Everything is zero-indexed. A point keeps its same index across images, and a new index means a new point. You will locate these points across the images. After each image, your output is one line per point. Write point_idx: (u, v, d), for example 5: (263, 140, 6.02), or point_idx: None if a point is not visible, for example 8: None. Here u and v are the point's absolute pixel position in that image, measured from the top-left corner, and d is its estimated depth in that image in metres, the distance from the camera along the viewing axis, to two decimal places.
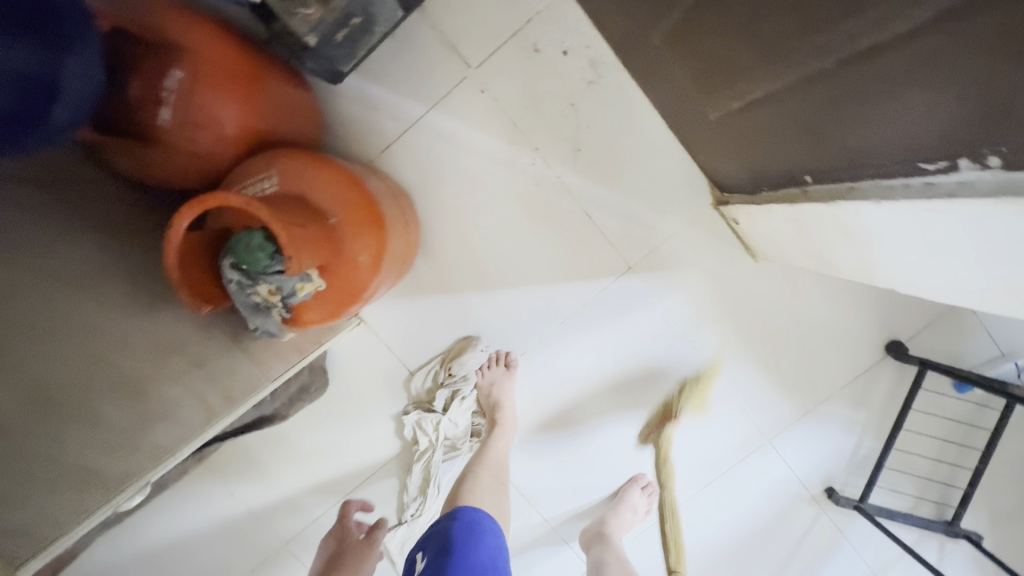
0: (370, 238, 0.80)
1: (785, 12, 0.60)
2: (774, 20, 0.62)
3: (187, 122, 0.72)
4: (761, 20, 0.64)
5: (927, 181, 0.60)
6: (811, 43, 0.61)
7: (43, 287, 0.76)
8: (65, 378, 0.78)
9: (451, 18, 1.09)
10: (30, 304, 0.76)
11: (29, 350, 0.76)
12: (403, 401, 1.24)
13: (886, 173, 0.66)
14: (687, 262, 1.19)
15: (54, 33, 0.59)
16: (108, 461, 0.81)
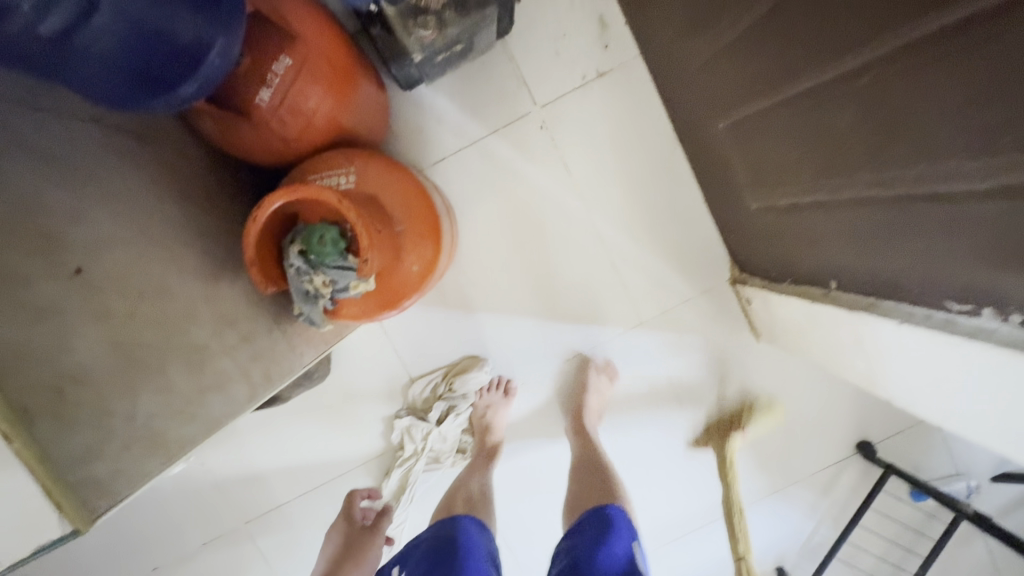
0: (427, 249, 0.83)
1: (858, 142, 0.67)
2: (845, 145, 0.69)
3: (285, 106, 0.74)
4: (832, 140, 0.72)
5: (948, 318, 0.68)
6: (873, 175, 0.68)
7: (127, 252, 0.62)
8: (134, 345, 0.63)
9: (529, 56, 1.15)
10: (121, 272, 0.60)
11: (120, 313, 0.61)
12: (398, 405, 1.25)
13: (911, 301, 0.73)
14: (695, 328, 1.25)
15: (216, 11, 0.58)
16: (142, 453, 0.58)
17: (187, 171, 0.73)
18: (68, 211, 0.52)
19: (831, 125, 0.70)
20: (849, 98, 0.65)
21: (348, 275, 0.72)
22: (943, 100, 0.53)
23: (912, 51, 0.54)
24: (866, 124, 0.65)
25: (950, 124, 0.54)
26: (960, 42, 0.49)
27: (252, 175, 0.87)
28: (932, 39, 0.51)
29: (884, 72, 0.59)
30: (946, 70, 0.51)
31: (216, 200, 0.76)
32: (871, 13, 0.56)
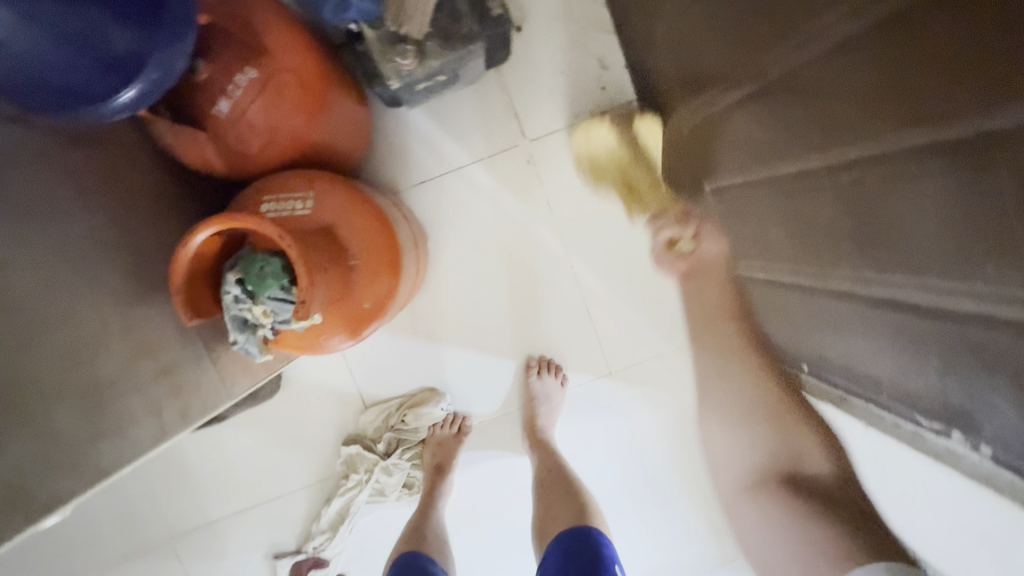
0: (382, 287, 0.78)
1: (844, 233, 0.63)
2: (830, 234, 0.66)
3: (244, 121, 0.70)
4: (817, 228, 0.68)
5: (916, 431, 0.63)
6: (854, 270, 0.64)
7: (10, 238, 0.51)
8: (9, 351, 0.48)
9: (524, 87, 1.12)
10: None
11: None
12: (348, 431, 1.19)
13: (881, 405, 0.70)
14: (666, 385, 1.20)
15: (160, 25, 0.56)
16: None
17: (130, 177, 0.68)
18: None
19: (815, 211, 0.67)
20: (833, 190, 0.62)
21: (287, 310, 0.66)
22: (923, 214, 0.51)
23: (896, 159, 0.52)
24: (846, 220, 0.62)
25: (927, 238, 0.51)
26: (942, 163, 0.47)
27: (209, 184, 0.82)
28: (918, 153, 0.49)
29: (869, 173, 0.56)
30: (928, 187, 0.49)
31: (161, 211, 0.71)
32: (865, 111, 0.53)
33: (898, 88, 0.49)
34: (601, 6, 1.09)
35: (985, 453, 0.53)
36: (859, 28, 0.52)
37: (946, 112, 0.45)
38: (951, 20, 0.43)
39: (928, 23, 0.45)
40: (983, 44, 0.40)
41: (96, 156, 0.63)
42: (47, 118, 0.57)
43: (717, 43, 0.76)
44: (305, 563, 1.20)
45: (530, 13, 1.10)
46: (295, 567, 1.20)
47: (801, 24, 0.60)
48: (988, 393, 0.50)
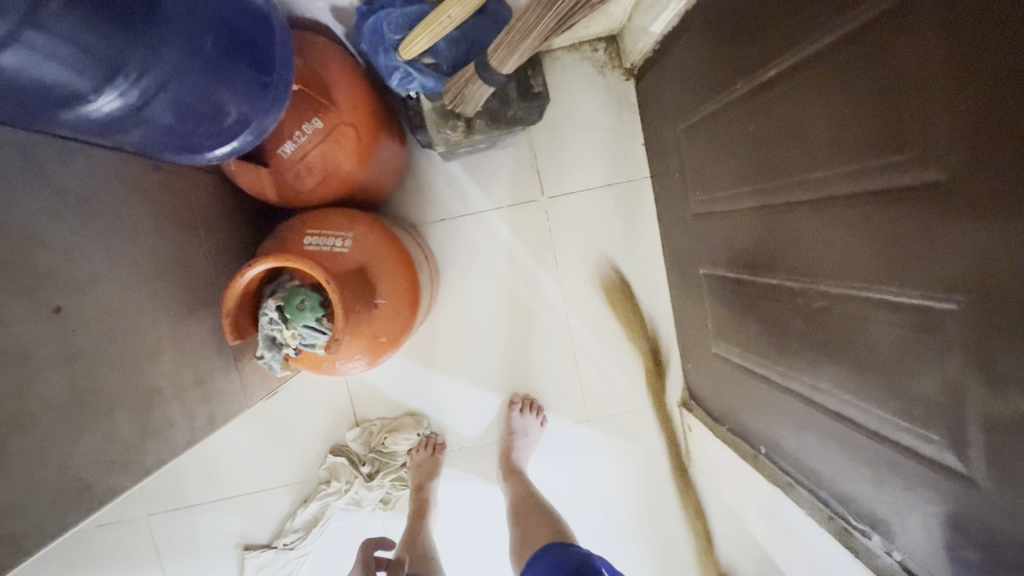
0: (400, 322, 0.86)
1: (808, 346, 0.73)
2: (797, 345, 0.76)
3: (302, 163, 0.78)
4: (785, 337, 0.79)
5: (846, 527, 0.74)
6: (810, 377, 0.74)
7: (104, 256, 0.58)
8: (90, 355, 0.53)
9: (549, 148, 1.22)
10: (82, 279, 0.54)
11: (82, 316, 0.53)
12: (336, 439, 1.26)
13: (821, 498, 0.79)
14: (637, 438, 1.29)
15: (267, 89, 0.57)
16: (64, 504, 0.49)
17: (198, 199, 0.76)
18: (69, 248, 0.53)
19: (787, 322, 0.77)
20: (807, 309, 0.72)
21: (317, 337, 0.74)
22: (872, 350, 0.61)
23: (858, 300, 0.62)
24: (814, 337, 0.72)
25: (872, 368, 0.62)
26: (894, 314, 0.57)
27: (255, 208, 0.90)
28: (875, 302, 0.59)
29: (835, 306, 0.66)
30: (880, 329, 0.59)
31: (217, 230, 0.79)
32: (840, 256, 0.63)
33: (865, 244, 0.59)
34: (628, 88, 1.21)
35: (897, 557, 0.65)
36: (837, 188, 0.62)
37: (902, 275, 0.54)
38: (908, 205, 0.52)
39: (890, 201, 0.54)
40: (934, 234, 0.50)
41: (175, 181, 0.72)
42: (150, 156, 0.59)
43: (721, 156, 0.87)
44: (272, 558, 1.25)
45: (565, 84, 1.20)
46: (263, 560, 1.25)
47: (788, 168, 0.70)
48: (912, 504, 0.60)
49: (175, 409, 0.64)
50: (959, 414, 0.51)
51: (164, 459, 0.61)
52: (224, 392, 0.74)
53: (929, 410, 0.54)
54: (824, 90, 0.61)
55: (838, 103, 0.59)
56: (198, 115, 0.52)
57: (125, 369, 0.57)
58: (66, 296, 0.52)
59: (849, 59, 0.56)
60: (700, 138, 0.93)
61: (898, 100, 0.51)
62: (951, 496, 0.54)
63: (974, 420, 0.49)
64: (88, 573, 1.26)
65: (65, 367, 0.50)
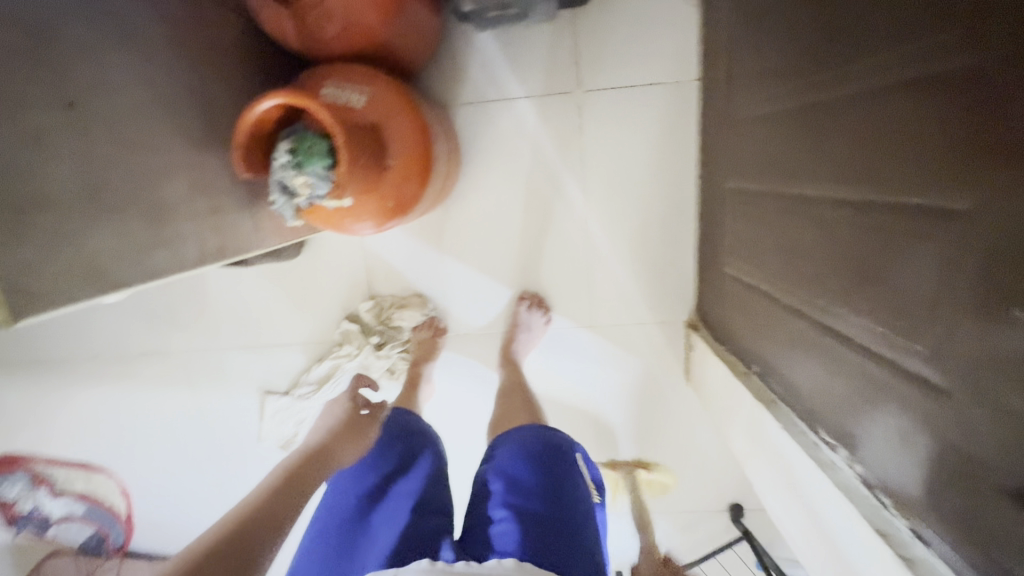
0: (410, 191, 0.87)
1: (818, 261, 0.70)
2: (806, 260, 0.73)
3: (325, 8, 0.76)
4: (797, 251, 0.76)
5: (818, 441, 0.75)
6: (812, 292, 0.72)
7: (120, 65, 0.59)
8: (104, 153, 0.56)
9: (595, 36, 1.13)
10: (97, 82, 0.56)
11: (95, 116, 0.55)
12: (352, 308, 1.34)
13: (801, 415, 0.79)
14: (638, 349, 1.30)
15: None
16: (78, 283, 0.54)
17: (220, 35, 0.76)
18: (83, 45, 0.55)
19: (802, 236, 0.73)
20: (832, 232, 0.66)
21: (324, 188, 0.75)
22: (888, 272, 0.55)
23: (889, 216, 0.54)
24: (833, 262, 0.66)
25: (876, 283, 0.58)
26: (923, 230, 0.50)
27: (280, 59, 0.89)
28: (906, 216, 0.52)
29: (861, 227, 0.59)
30: (906, 250, 0.52)
31: (238, 72, 0.79)
32: (864, 162, 0.57)
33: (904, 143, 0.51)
34: None
35: (856, 469, 0.66)
36: (885, 79, 0.53)
37: (936, 179, 0.47)
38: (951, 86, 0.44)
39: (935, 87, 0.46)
40: (957, 145, 0.44)
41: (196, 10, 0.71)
42: None
43: (773, 51, 0.77)
44: (288, 404, 1.38)
45: None
46: (280, 405, 1.39)
47: (836, 57, 0.61)
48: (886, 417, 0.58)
49: (186, 229, 0.68)
50: (947, 322, 0.48)
51: (176, 271, 0.66)
52: (237, 228, 0.78)
53: (920, 323, 0.52)
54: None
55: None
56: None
57: (136, 175, 0.60)
58: (82, 91, 0.54)
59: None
60: (754, 30, 0.83)
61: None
62: (929, 411, 0.52)
63: (963, 335, 0.46)
64: (137, 392, 1.45)
65: (77, 158, 0.53)
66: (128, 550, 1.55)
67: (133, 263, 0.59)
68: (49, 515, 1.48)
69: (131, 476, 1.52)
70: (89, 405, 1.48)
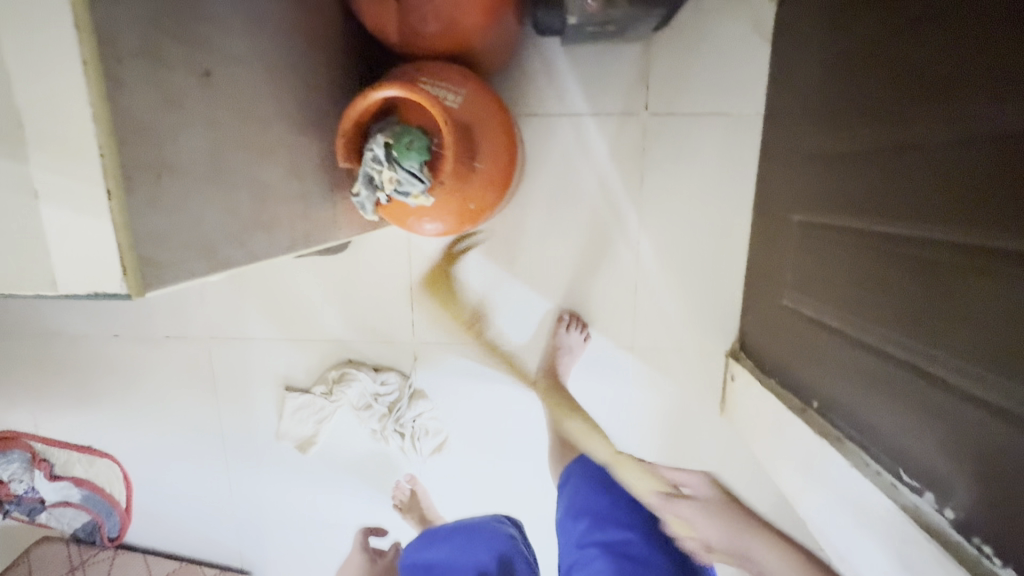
0: (489, 196, 0.86)
1: (893, 298, 0.71)
2: (879, 299, 0.74)
3: (432, 6, 0.76)
4: (868, 291, 0.76)
5: (893, 483, 0.73)
6: (885, 332, 0.73)
7: (246, 41, 0.58)
8: (225, 125, 0.54)
9: (664, 63, 1.14)
10: (226, 53, 0.55)
11: (224, 88, 0.54)
12: (388, 310, 1.31)
13: (871, 455, 0.78)
14: (675, 376, 1.30)
15: None
16: None
17: (322, 22, 0.75)
18: (220, 17, 0.54)
19: (875, 275, 0.74)
20: (914, 272, 0.66)
21: (413, 185, 0.74)
22: (960, 325, 0.59)
23: (964, 274, 0.58)
24: (897, 313, 0.70)
25: (948, 330, 0.61)
26: (1002, 288, 0.54)
27: (367, 53, 0.88)
28: (982, 273, 0.56)
29: (931, 282, 0.64)
30: (1005, 321, 0.53)
31: (333, 61, 0.79)
32: (960, 198, 0.58)
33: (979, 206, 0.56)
34: (767, 12, 1.10)
35: (946, 516, 0.65)
36: (993, 119, 0.54)
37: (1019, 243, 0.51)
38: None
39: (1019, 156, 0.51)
40: None
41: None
42: None
43: (839, 109, 0.83)
44: (309, 403, 1.35)
45: None
46: (301, 402, 1.35)
47: (929, 99, 0.63)
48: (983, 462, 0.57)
49: (280, 214, 0.65)
50: None
51: (267, 254, 0.64)
52: (317, 217, 0.76)
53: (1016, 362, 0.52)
54: (963, 38, 0.58)
55: (975, 54, 0.57)
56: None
57: (247, 150, 0.58)
58: (214, 61, 0.53)
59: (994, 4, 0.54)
60: (830, 74, 0.86)
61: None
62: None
63: None
64: (154, 375, 1.40)
65: (205, 128, 0.51)
66: (121, 542, 1.49)
67: (238, 241, 0.57)
68: (43, 498, 1.44)
69: (133, 463, 1.46)
70: (100, 384, 1.42)
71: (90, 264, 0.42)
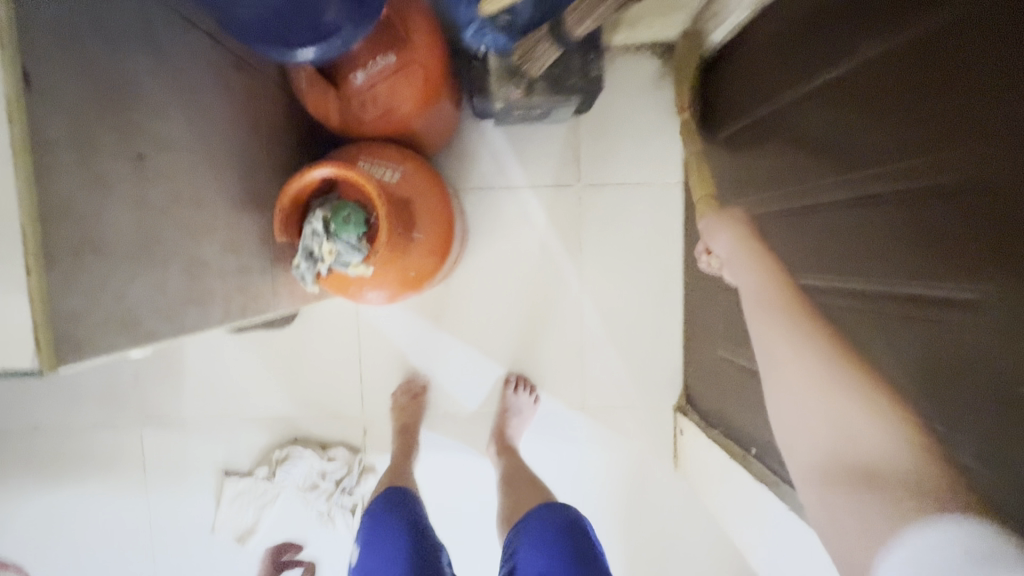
0: (429, 264, 0.90)
1: None
2: None
3: (369, 95, 0.83)
4: None
5: None
6: None
7: (186, 128, 0.62)
8: (158, 204, 0.57)
9: (592, 140, 1.26)
10: (163, 140, 0.58)
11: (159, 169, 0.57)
12: (337, 382, 1.29)
13: None
14: (627, 433, 1.31)
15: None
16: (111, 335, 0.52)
17: (267, 111, 0.81)
18: (158, 107, 0.58)
19: None
20: (855, 324, 0.60)
21: (352, 256, 0.77)
22: (921, 387, 0.51)
23: (913, 328, 0.52)
24: None
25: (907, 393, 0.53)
26: (963, 339, 0.46)
27: (312, 136, 0.95)
28: (936, 325, 0.49)
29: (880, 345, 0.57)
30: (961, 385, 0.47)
31: (276, 145, 0.84)
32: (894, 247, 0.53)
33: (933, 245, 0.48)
34: None
35: None
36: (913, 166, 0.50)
37: (978, 283, 0.44)
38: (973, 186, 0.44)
39: (952, 191, 0.46)
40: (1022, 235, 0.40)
41: (251, 88, 0.76)
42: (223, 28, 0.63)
43: (744, 180, 0.93)
44: (251, 487, 1.27)
45: (618, 82, 1.25)
46: (242, 486, 1.27)
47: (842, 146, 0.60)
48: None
49: (214, 288, 0.67)
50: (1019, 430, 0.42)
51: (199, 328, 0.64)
52: (257, 291, 0.77)
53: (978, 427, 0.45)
54: (851, 98, 0.58)
55: (882, 103, 0.54)
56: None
57: (181, 228, 0.60)
58: (150, 146, 0.56)
59: (890, 53, 0.53)
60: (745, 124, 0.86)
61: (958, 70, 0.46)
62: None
63: None
64: (75, 471, 1.29)
65: (135, 207, 0.54)
66: None
67: (166, 316, 0.58)
68: None
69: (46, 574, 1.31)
70: (14, 483, 1.29)
71: (2, 346, 0.42)
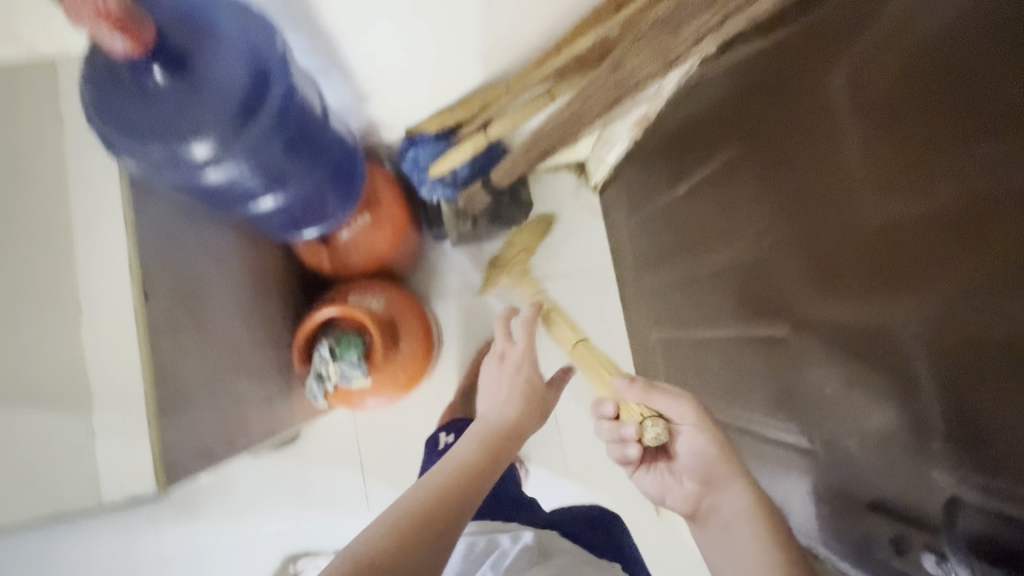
0: (414, 369, 1.10)
1: (797, 356, 0.68)
2: (777, 357, 0.73)
3: (352, 244, 1.07)
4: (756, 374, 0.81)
5: None
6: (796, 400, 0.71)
7: (232, 303, 0.86)
8: (215, 363, 0.79)
9: (534, 243, 1.53)
10: (219, 315, 0.83)
11: (215, 336, 0.81)
12: (340, 491, 1.41)
13: None
14: (609, 491, 1.47)
15: (350, 187, 0.88)
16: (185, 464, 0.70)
17: (274, 270, 1.04)
18: (214, 294, 0.82)
19: (773, 323, 0.72)
20: (823, 321, 0.61)
21: (354, 373, 0.97)
22: (897, 368, 0.52)
23: (881, 319, 0.52)
24: (815, 354, 0.64)
25: (856, 395, 0.59)
26: (891, 331, 0.51)
27: (306, 280, 1.17)
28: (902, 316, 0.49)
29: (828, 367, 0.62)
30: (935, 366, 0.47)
31: (282, 294, 1.05)
32: (837, 249, 0.55)
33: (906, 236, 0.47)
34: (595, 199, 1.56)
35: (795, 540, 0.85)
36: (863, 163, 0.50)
37: (888, 278, 0.50)
38: (972, 133, 0.39)
39: (871, 182, 0.49)
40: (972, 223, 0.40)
41: (262, 257, 1.00)
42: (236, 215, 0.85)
43: (655, 262, 1.19)
44: None
45: (547, 196, 1.54)
46: None
47: (860, 91, 0.49)
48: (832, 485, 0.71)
49: (250, 420, 0.85)
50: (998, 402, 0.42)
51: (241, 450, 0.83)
52: (278, 416, 0.95)
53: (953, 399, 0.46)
54: (806, 97, 0.57)
55: (801, 122, 0.58)
56: (285, 180, 0.75)
57: (225, 375, 0.81)
58: (210, 322, 0.80)
59: (813, 40, 0.55)
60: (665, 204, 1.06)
61: (926, 26, 0.42)
62: (795, 465, 0.76)
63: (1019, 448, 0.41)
64: None
65: (197, 365, 0.75)
66: None
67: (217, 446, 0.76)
68: None
69: None
70: None
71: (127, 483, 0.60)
